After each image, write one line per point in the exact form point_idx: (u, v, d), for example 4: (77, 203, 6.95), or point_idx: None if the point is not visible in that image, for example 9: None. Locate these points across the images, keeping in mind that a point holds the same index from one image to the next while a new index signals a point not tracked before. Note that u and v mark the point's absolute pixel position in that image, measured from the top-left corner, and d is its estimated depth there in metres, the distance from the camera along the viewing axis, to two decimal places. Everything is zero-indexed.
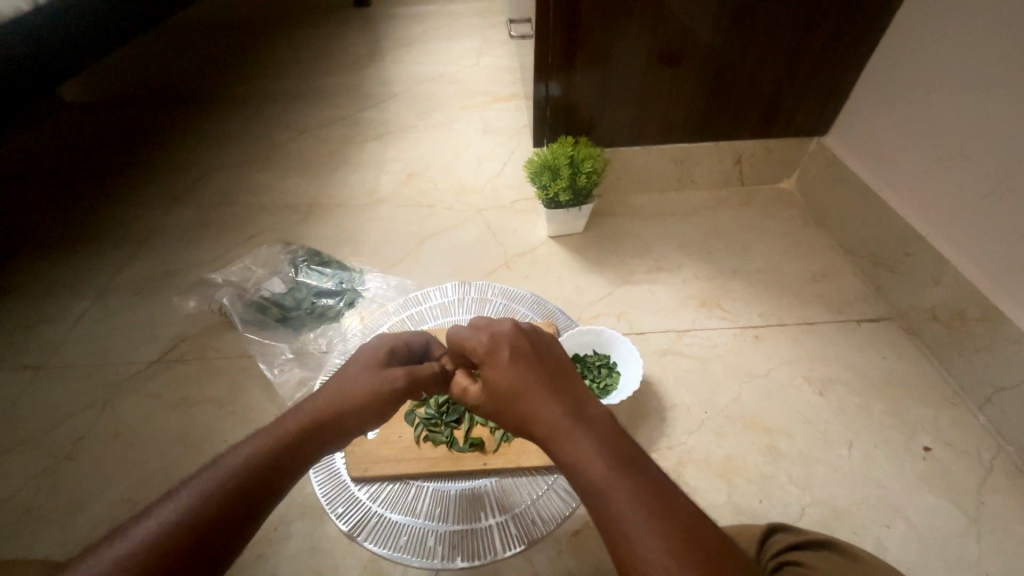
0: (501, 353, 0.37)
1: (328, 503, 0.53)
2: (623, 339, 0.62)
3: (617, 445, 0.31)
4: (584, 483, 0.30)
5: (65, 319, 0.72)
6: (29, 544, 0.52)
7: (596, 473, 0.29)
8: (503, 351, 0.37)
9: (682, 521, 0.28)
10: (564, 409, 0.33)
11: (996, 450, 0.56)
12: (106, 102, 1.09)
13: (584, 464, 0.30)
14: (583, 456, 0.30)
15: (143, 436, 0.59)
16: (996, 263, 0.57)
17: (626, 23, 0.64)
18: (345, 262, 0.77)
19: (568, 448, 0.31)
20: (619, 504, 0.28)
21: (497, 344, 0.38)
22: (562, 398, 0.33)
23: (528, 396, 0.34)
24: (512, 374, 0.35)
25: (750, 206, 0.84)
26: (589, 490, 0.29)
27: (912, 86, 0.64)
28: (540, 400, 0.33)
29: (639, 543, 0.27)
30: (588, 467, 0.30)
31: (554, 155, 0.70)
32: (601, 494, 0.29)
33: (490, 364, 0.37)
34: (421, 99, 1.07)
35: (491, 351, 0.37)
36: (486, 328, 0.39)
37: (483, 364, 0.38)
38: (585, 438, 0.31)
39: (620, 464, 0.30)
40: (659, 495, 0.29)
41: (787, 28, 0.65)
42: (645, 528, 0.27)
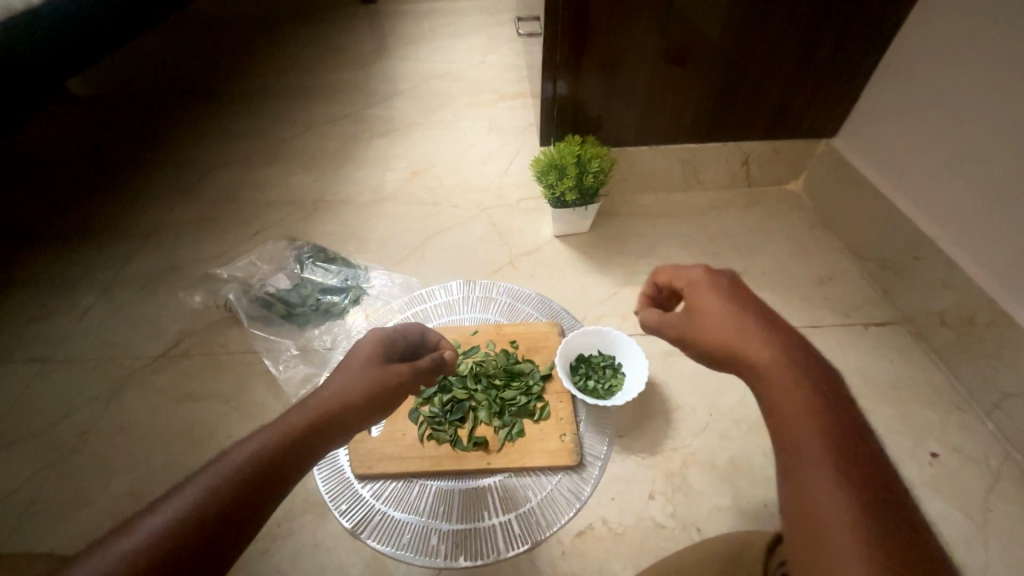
0: (718, 288, 0.38)
1: (332, 500, 0.53)
2: (620, 335, 0.61)
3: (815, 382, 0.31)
4: (790, 412, 0.30)
5: (71, 312, 0.72)
6: (35, 536, 0.52)
7: (804, 407, 0.30)
8: (721, 289, 0.38)
9: (868, 465, 0.28)
10: (779, 346, 0.33)
11: (1004, 456, 0.56)
12: (113, 97, 1.09)
13: (776, 388, 0.31)
14: (776, 379, 0.32)
15: (148, 431, 0.60)
16: (1007, 269, 0.56)
17: (636, 22, 0.64)
18: (351, 259, 0.77)
19: (761, 370, 0.33)
20: (803, 428, 0.29)
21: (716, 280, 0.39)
22: (757, 325, 0.35)
23: (723, 319, 0.36)
24: (718, 298, 0.37)
25: (757, 207, 0.84)
26: (776, 409, 0.31)
27: (924, 89, 0.64)
28: (736, 323, 0.35)
29: (815, 466, 0.28)
30: (780, 391, 0.31)
31: (561, 153, 0.69)
32: (790, 417, 0.30)
33: (695, 289, 0.39)
34: (427, 96, 1.07)
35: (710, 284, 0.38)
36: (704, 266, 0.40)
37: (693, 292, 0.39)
38: (782, 367, 0.32)
39: (816, 401, 0.30)
40: (852, 437, 0.29)
41: (798, 29, 0.64)
42: (822, 456, 0.28)
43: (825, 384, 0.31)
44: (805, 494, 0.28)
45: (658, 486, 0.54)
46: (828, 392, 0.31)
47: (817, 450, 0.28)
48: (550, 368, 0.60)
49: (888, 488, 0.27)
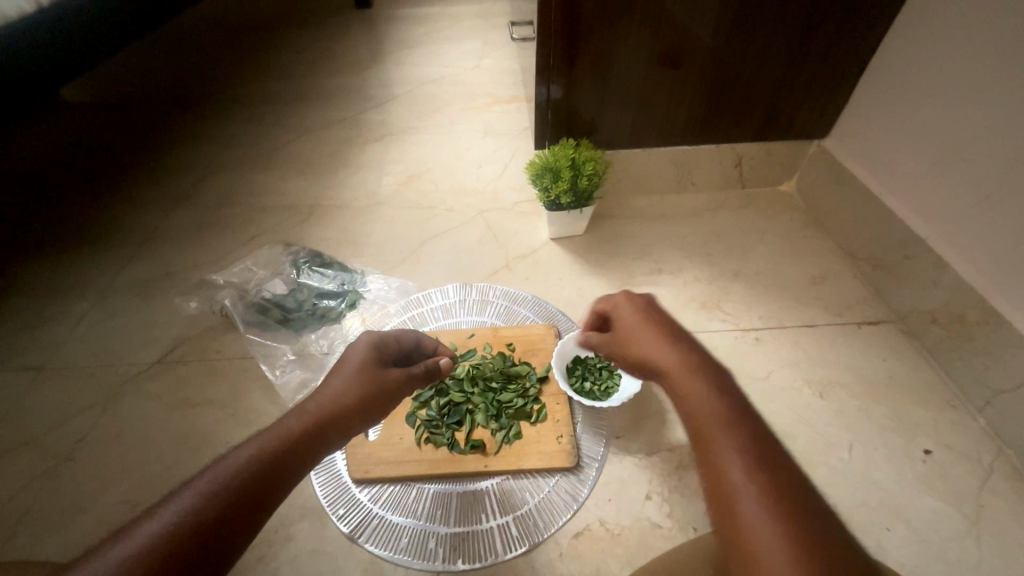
0: (633, 300, 0.45)
1: (329, 505, 0.53)
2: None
3: (728, 393, 0.36)
4: (693, 403, 0.36)
5: (66, 320, 0.72)
6: (30, 545, 0.52)
7: (705, 398, 0.35)
8: (636, 301, 0.45)
9: (774, 463, 0.32)
10: (681, 349, 0.39)
11: (996, 452, 0.56)
12: (108, 103, 1.09)
13: (697, 401, 0.35)
14: (694, 393, 0.36)
15: (144, 437, 0.60)
16: (996, 267, 0.57)
17: (627, 27, 0.64)
18: (347, 263, 0.78)
19: (682, 386, 0.37)
20: (722, 429, 0.33)
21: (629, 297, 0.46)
22: (674, 344, 0.40)
23: (648, 342, 0.41)
24: (639, 322, 0.43)
25: (750, 208, 0.85)
26: (693, 418, 0.35)
27: (912, 90, 0.65)
28: (661, 345, 0.40)
29: (732, 468, 0.32)
30: (698, 403, 0.35)
31: (555, 157, 0.70)
32: (708, 421, 0.34)
33: (623, 315, 0.45)
34: (422, 101, 1.07)
35: (624, 298, 0.46)
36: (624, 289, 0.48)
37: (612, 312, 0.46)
38: (701, 383, 0.36)
39: (718, 394, 0.35)
40: (762, 434, 0.34)
41: (788, 32, 0.65)
42: (736, 459, 0.32)
43: (735, 393, 0.36)
44: (726, 496, 0.31)
45: (655, 487, 0.54)
46: (729, 390, 0.36)
47: (729, 455, 0.32)
48: (547, 370, 0.60)
49: (794, 477, 0.32)
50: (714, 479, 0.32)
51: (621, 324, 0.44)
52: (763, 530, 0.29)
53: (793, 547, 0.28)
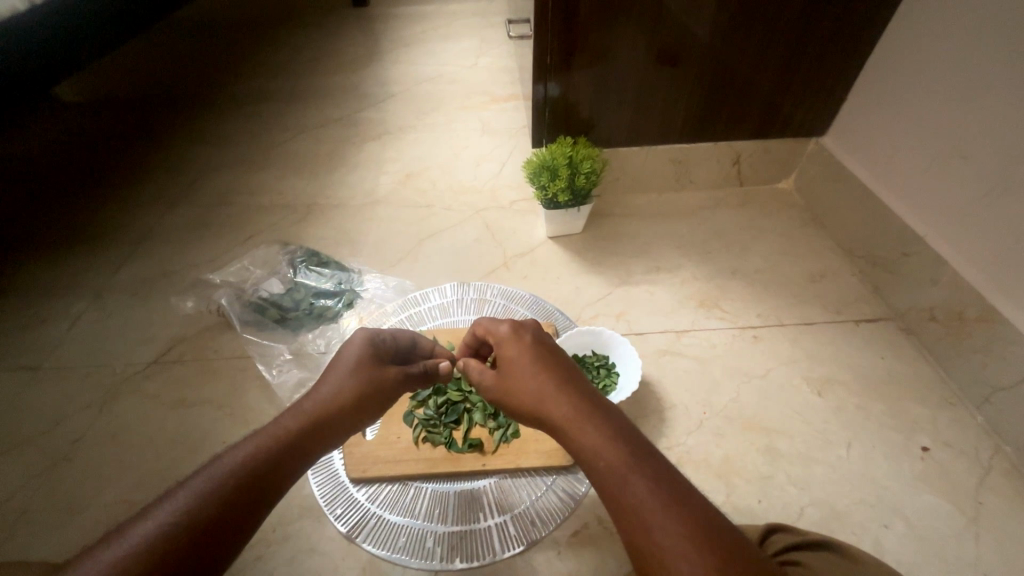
0: (524, 337, 0.40)
1: (326, 504, 0.53)
2: (627, 345, 0.60)
3: (628, 434, 0.32)
4: (596, 463, 0.31)
5: (63, 320, 0.71)
6: (25, 546, 0.52)
7: (609, 453, 0.31)
8: (526, 335, 0.40)
9: (695, 509, 0.28)
10: (579, 395, 0.35)
11: (994, 449, 0.56)
12: (104, 103, 1.09)
13: (600, 453, 0.31)
14: (596, 443, 0.31)
15: (141, 438, 0.59)
16: (994, 264, 0.57)
17: (625, 24, 0.64)
18: (344, 263, 0.77)
19: (581, 437, 0.32)
20: (639, 495, 0.29)
21: (520, 330, 0.41)
22: (569, 391, 0.35)
23: (539, 384, 0.36)
24: (525, 359, 0.38)
25: (748, 206, 0.85)
26: (603, 477, 0.30)
27: (911, 87, 0.64)
28: (552, 385, 0.36)
29: (658, 532, 0.27)
30: (602, 454, 0.31)
31: (553, 155, 0.70)
32: (622, 485, 0.29)
33: (511, 351, 0.40)
34: (419, 99, 1.07)
35: (514, 335, 0.40)
36: (507, 320, 0.42)
37: (502, 350, 0.41)
38: (599, 428, 0.32)
39: (622, 447, 0.31)
40: (680, 489, 0.29)
41: (786, 29, 0.65)
42: (659, 516, 0.28)
43: (640, 441, 0.32)
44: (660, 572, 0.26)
45: None
46: (631, 439, 0.32)
47: (653, 514, 0.28)
48: None
49: (724, 534, 0.27)
50: (642, 553, 0.27)
51: (508, 363, 0.39)
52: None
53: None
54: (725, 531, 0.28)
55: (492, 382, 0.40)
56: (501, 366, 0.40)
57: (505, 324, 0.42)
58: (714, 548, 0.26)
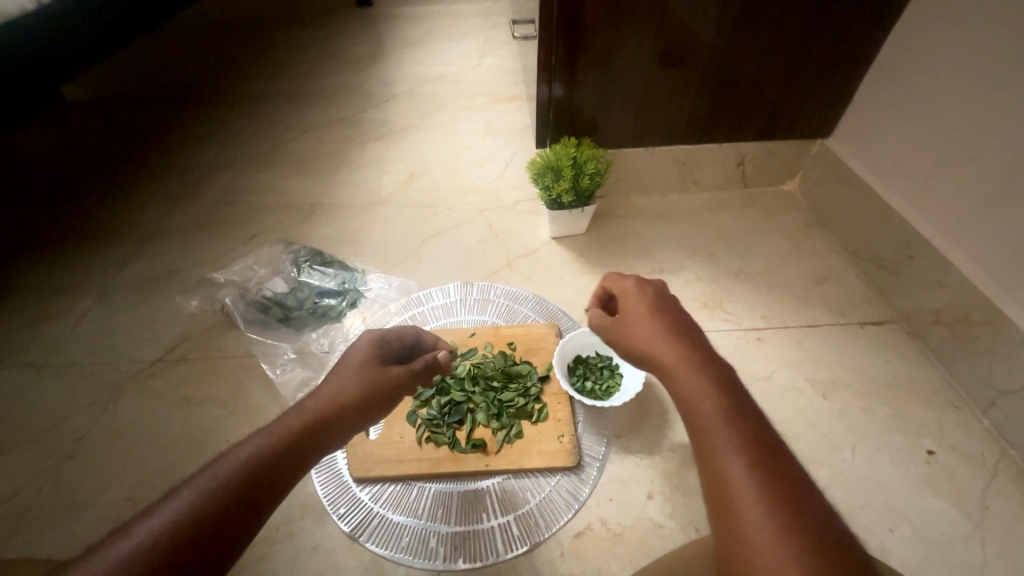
0: (646, 293, 0.42)
1: (330, 503, 0.53)
2: (641, 377, 0.57)
3: (729, 387, 0.33)
4: (688, 400, 0.33)
5: (67, 318, 0.72)
6: (29, 544, 0.52)
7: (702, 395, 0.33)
8: (649, 292, 0.42)
9: (775, 462, 0.30)
10: (687, 343, 0.37)
11: (1000, 453, 0.56)
12: (109, 102, 1.09)
13: (692, 393, 0.33)
14: (693, 389, 0.33)
15: (145, 436, 0.59)
16: (1000, 267, 0.57)
17: (629, 25, 0.64)
18: (347, 262, 0.77)
19: (679, 379, 0.34)
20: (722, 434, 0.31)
21: (644, 287, 0.42)
22: (677, 339, 0.37)
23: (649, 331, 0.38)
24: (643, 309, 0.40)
25: (752, 208, 0.84)
26: (691, 416, 0.33)
27: (917, 90, 0.64)
28: (661, 331, 0.38)
29: (731, 470, 0.29)
30: (696, 399, 0.33)
31: (557, 155, 0.70)
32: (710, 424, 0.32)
33: (631, 301, 0.42)
34: (423, 99, 1.07)
35: (638, 290, 0.42)
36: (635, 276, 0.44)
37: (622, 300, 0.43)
38: (700, 377, 0.34)
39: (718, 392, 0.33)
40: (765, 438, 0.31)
41: (790, 31, 0.65)
42: (735, 458, 0.30)
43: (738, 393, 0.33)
44: (725, 502, 0.29)
45: (657, 487, 0.54)
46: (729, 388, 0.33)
47: (730, 456, 0.30)
48: (548, 369, 0.60)
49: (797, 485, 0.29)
50: (714, 485, 0.30)
51: (626, 312, 0.41)
52: (764, 540, 0.27)
53: (795, 553, 0.26)
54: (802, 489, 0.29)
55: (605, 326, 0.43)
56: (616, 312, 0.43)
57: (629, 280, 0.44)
58: (784, 496, 0.28)
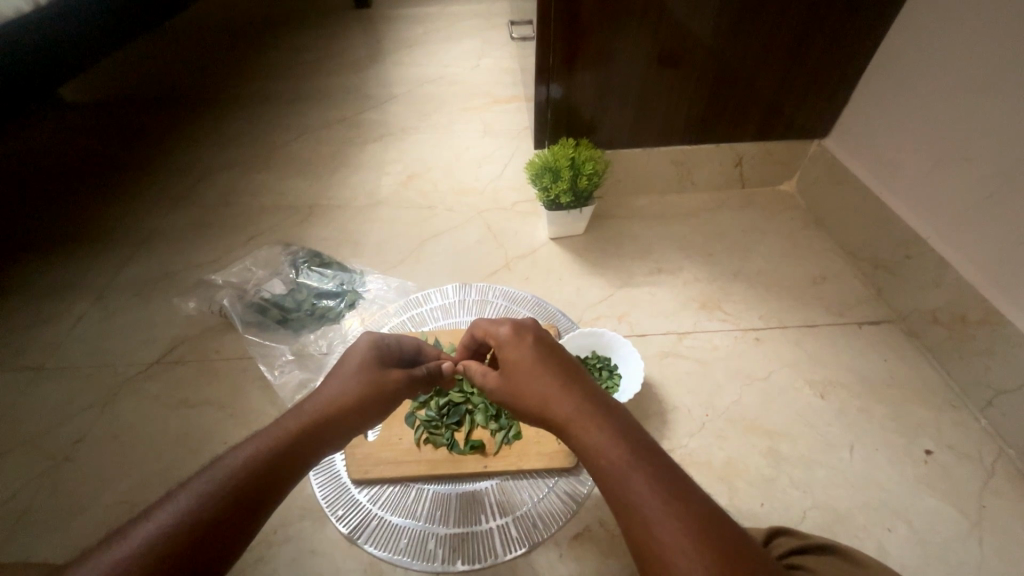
0: (524, 339, 0.40)
1: (327, 505, 0.53)
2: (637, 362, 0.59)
3: (633, 435, 0.32)
4: (590, 451, 0.31)
5: (64, 320, 0.72)
6: (26, 546, 0.52)
7: (601, 441, 0.31)
8: (528, 337, 0.40)
9: (696, 506, 0.28)
10: (579, 389, 0.35)
11: (997, 452, 0.56)
12: (107, 103, 1.09)
13: (591, 441, 0.32)
14: (600, 442, 0.31)
15: (142, 438, 0.59)
16: (997, 268, 0.57)
17: (627, 25, 0.64)
18: (345, 263, 0.77)
19: (578, 430, 0.33)
20: (627, 477, 0.29)
21: (521, 332, 0.41)
22: (567, 385, 0.35)
23: (542, 382, 0.36)
24: (527, 359, 0.38)
25: (750, 208, 0.85)
26: (604, 475, 0.30)
27: (913, 90, 0.64)
28: (549, 381, 0.36)
29: (651, 519, 0.28)
30: (604, 452, 0.31)
31: (555, 156, 0.70)
32: (612, 472, 0.30)
33: (511, 352, 0.40)
34: (421, 100, 1.07)
35: (515, 338, 0.40)
36: (508, 320, 0.42)
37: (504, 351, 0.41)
38: (603, 427, 0.32)
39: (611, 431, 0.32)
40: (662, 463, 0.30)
41: (787, 32, 0.65)
42: (651, 506, 0.28)
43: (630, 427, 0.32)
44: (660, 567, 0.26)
45: None
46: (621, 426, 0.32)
47: (641, 498, 0.28)
48: None
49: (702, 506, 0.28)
50: (643, 545, 0.28)
51: (512, 365, 0.39)
52: None
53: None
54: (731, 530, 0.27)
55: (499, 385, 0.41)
56: (503, 366, 0.41)
57: (504, 326, 0.42)
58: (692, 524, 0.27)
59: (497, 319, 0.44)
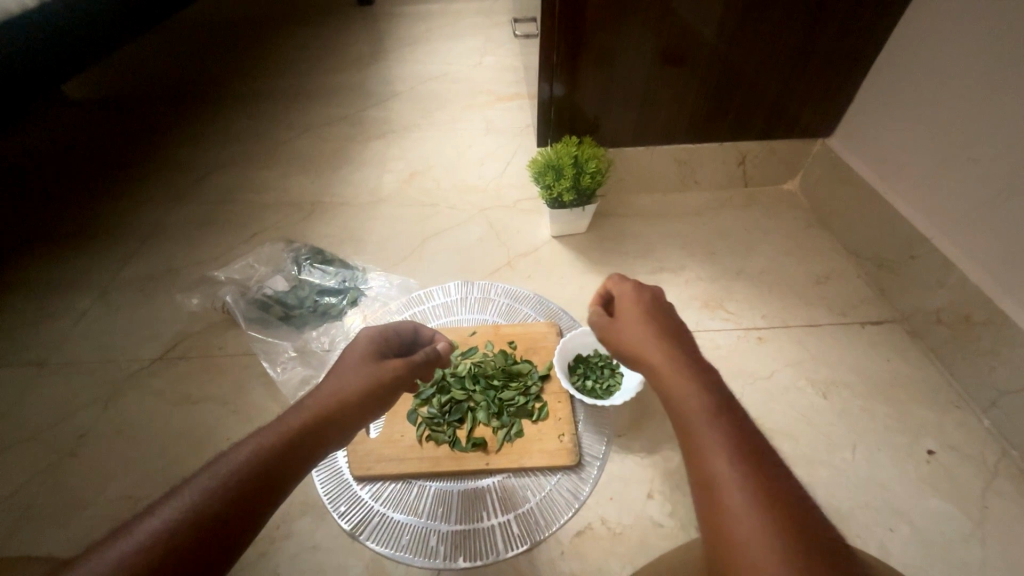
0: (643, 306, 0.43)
1: (330, 501, 0.53)
2: None
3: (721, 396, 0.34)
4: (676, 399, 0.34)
5: (67, 316, 0.72)
6: (29, 541, 0.52)
7: (691, 395, 0.34)
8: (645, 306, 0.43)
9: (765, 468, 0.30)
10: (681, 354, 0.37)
11: (1000, 453, 0.56)
12: (109, 99, 1.09)
13: (680, 393, 0.34)
14: (682, 387, 0.34)
15: (145, 433, 0.60)
16: (1001, 268, 0.57)
17: (631, 24, 0.64)
18: (348, 261, 0.77)
19: (669, 381, 0.35)
20: (701, 424, 0.32)
21: (642, 300, 0.44)
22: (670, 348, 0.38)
23: (644, 336, 0.40)
24: (641, 321, 0.41)
25: (753, 207, 0.84)
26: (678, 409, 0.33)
27: (918, 89, 0.64)
28: (655, 342, 0.39)
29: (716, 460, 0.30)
30: (684, 395, 0.34)
31: (558, 154, 0.69)
32: (692, 418, 0.32)
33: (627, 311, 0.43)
34: (423, 98, 1.07)
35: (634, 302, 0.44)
36: (635, 285, 0.46)
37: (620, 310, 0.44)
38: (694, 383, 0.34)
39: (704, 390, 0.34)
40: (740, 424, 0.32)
41: (792, 30, 0.65)
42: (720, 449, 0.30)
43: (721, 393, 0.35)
44: (717, 506, 0.29)
45: (657, 486, 0.54)
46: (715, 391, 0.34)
47: (713, 443, 0.31)
48: (548, 368, 0.60)
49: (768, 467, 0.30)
50: (705, 484, 0.30)
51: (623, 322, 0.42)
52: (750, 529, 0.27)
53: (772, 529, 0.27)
54: (791, 499, 0.29)
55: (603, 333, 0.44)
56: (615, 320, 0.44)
57: (631, 289, 0.45)
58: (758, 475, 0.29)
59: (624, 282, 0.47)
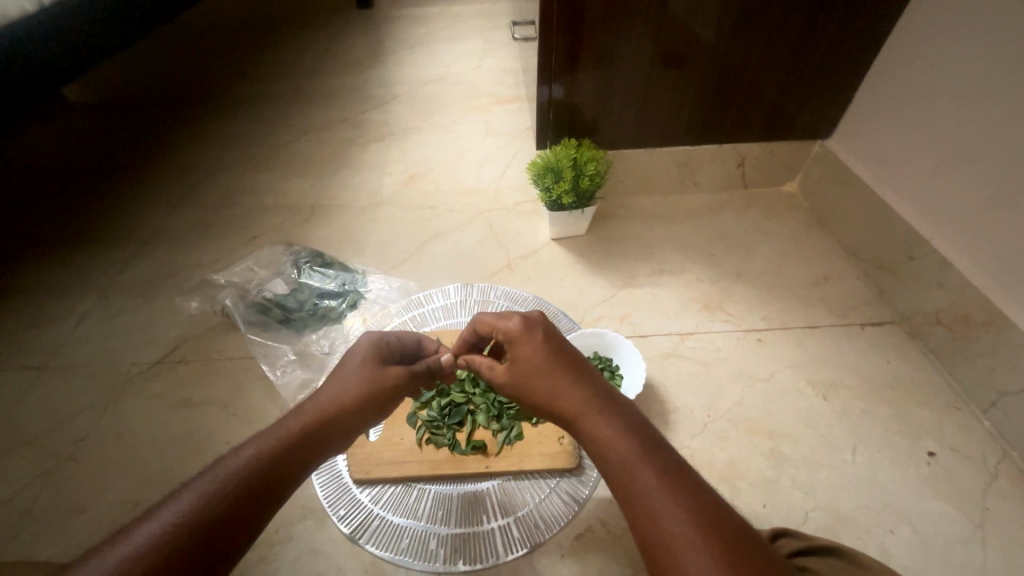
0: (534, 335, 0.39)
1: (330, 505, 0.53)
2: (633, 354, 0.60)
3: (640, 427, 0.33)
4: (602, 449, 0.32)
5: (66, 320, 0.72)
6: (28, 546, 0.52)
7: (611, 438, 0.32)
8: (536, 333, 0.39)
9: (692, 487, 0.29)
10: (592, 390, 0.35)
11: (1001, 454, 0.56)
12: (109, 103, 1.09)
13: (603, 439, 0.32)
14: (601, 432, 0.32)
15: (145, 437, 0.59)
16: (1000, 269, 0.57)
17: (630, 27, 0.64)
18: (347, 264, 0.77)
19: (589, 425, 0.33)
20: (631, 469, 0.30)
21: (530, 327, 0.40)
22: (577, 384, 0.35)
23: (545, 376, 0.36)
24: (538, 357, 0.37)
25: (753, 208, 0.84)
26: (605, 455, 0.32)
27: (917, 90, 0.64)
28: (562, 382, 0.36)
29: (654, 504, 0.28)
30: (604, 439, 0.32)
31: (557, 156, 0.69)
32: (619, 465, 0.31)
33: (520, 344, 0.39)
34: (423, 101, 1.07)
35: (524, 333, 0.39)
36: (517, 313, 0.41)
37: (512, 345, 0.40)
38: (610, 420, 0.33)
39: (623, 428, 0.32)
40: (664, 453, 0.31)
41: (790, 31, 0.65)
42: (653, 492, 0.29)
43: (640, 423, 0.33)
44: (658, 551, 0.27)
45: None
46: (632, 422, 0.33)
47: (648, 486, 0.29)
48: None
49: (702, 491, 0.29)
50: (642, 525, 0.29)
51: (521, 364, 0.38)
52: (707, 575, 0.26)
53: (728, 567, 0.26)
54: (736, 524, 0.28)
55: (507, 376, 0.40)
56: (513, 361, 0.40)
57: (512, 319, 0.41)
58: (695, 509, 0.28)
59: (502, 313, 0.43)
